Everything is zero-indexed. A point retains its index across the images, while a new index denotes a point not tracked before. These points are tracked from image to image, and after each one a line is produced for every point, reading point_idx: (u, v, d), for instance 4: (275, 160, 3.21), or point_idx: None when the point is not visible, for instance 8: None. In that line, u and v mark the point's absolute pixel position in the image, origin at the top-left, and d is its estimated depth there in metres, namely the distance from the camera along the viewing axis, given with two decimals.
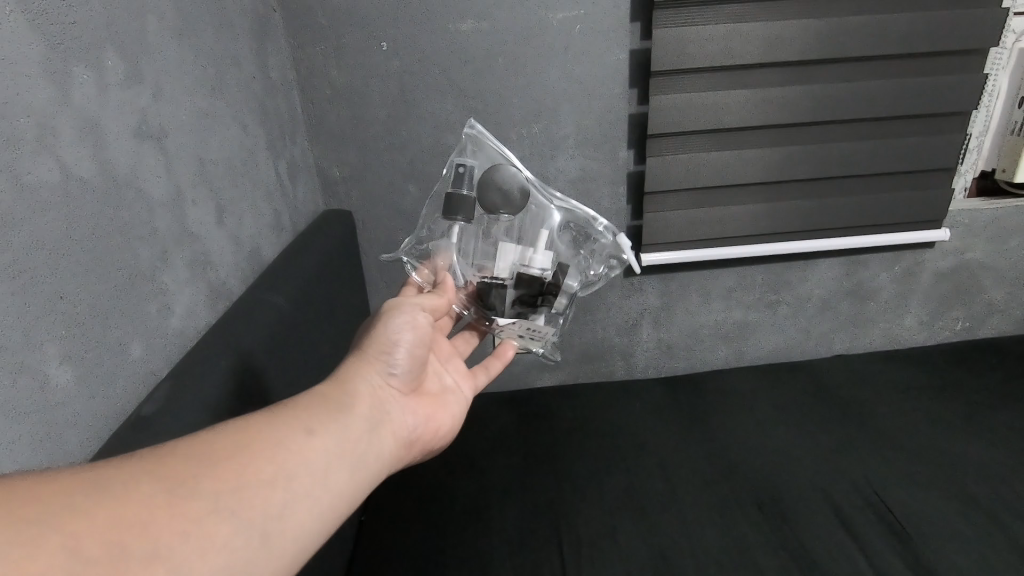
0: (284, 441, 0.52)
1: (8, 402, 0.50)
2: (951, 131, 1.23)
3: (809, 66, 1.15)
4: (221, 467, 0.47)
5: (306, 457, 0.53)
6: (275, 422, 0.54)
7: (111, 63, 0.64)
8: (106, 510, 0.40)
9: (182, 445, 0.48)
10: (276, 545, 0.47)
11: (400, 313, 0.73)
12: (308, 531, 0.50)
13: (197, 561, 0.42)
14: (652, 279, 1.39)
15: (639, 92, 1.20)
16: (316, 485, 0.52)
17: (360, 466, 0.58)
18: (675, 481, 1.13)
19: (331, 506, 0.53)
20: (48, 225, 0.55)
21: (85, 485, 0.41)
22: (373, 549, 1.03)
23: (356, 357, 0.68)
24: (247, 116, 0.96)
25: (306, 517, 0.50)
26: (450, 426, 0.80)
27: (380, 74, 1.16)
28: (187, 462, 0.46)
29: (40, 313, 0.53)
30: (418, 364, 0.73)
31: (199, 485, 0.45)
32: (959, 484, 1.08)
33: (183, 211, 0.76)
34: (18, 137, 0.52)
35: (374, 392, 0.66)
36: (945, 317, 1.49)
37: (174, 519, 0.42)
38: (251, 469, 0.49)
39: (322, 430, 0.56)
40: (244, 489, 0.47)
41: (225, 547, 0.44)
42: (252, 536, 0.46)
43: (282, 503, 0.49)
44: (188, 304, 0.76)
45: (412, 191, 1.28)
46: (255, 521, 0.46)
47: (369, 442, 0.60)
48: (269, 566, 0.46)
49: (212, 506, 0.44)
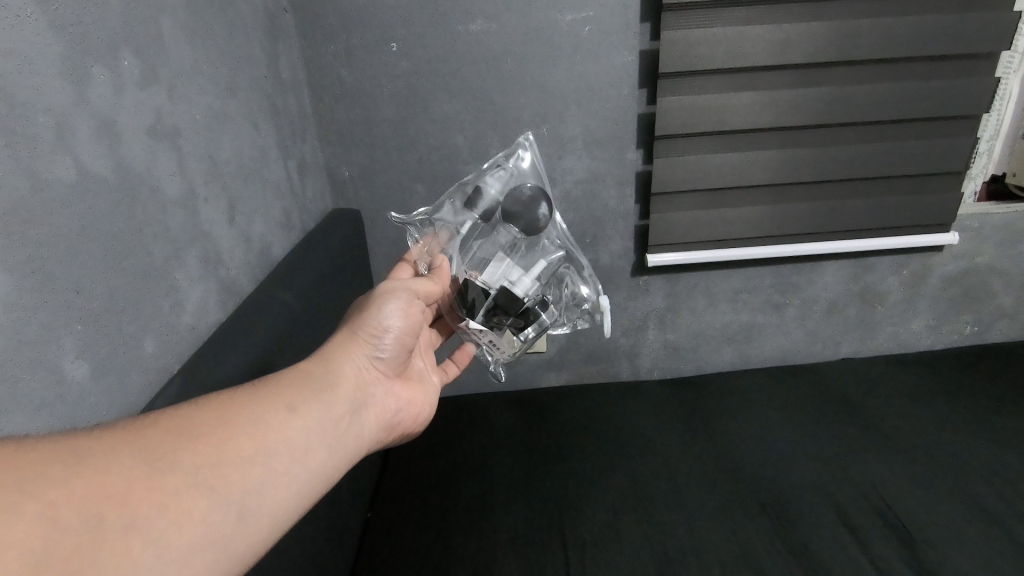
0: (264, 420, 0.56)
1: (25, 394, 0.51)
2: (961, 134, 1.22)
3: (818, 68, 1.15)
4: (203, 441, 0.50)
5: (284, 435, 0.57)
6: (257, 401, 0.57)
7: (128, 64, 0.66)
8: (85, 482, 0.41)
9: (167, 417, 0.50)
10: (252, 518, 0.51)
11: (395, 300, 0.75)
12: (282, 505, 0.54)
13: (175, 534, 0.44)
14: (659, 280, 1.39)
15: (647, 94, 1.20)
16: (293, 462, 0.56)
17: (335, 445, 0.62)
18: (679, 482, 1.13)
19: (306, 482, 0.57)
20: (66, 222, 0.56)
21: (65, 455, 0.41)
22: (378, 545, 1.04)
23: (342, 339, 0.72)
24: (258, 115, 0.97)
25: (280, 491, 0.54)
26: (425, 412, 0.84)
27: (390, 74, 1.17)
28: (171, 435, 0.49)
29: (57, 309, 0.54)
30: (403, 350, 0.77)
31: (181, 459, 0.48)
32: (966, 488, 1.07)
33: (195, 209, 0.77)
34: (37, 136, 0.53)
35: (356, 376, 0.70)
36: (955, 321, 1.49)
37: (153, 492, 0.44)
38: (232, 446, 0.52)
39: (301, 410, 0.60)
40: (223, 464, 0.50)
41: (203, 520, 0.46)
42: (229, 510, 0.49)
43: (259, 478, 0.52)
44: (200, 301, 0.77)
45: (421, 191, 1.29)
46: (232, 495, 0.49)
47: (345, 423, 0.65)
48: (244, 538, 0.50)
49: (191, 481, 0.47)
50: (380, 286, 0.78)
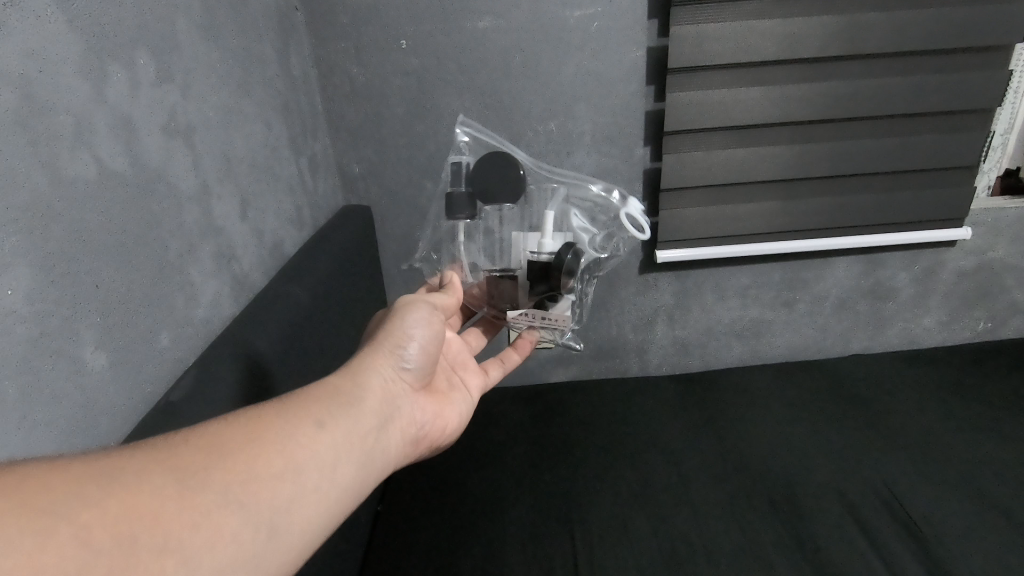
0: (294, 434, 0.54)
1: (46, 385, 0.52)
2: (973, 128, 1.21)
3: (829, 62, 1.14)
4: (233, 457, 0.49)
5: (315, 450, 0.54)
6: (286, 415, 0.55)
7: (143, 62, 0.67)
8: (116, 501, 0.40)
9: (194, 434, 0.49)
10: (282, 539, 0.49)
11: (417, 311, 0.76)
12: (311, 525, 0.52)
13: (207, 554, 0.43)
14: (668, 276, 1.39)
15: (656, 89, 1.20)
16: (324, 478, 0.54)
17: (366, 460, 0.60)
18: (687, 478, 1.14)
19: (336, 500, 0.55)
20: (85, 217, 0.57)
21: (96, 475, 0.41)
22: (390, 540, 1.05)
23: (369, 350, 0.70)
24: (270, 113, 0.99)
25: (313, 509, 0.52)
26: (451, 423, 0.82)
27: (399, 71, 1.18)
28: (199, 453, 0.47)
29: (77, 302, 0.56)
30: (429, 361, 0.75)
31: (211, 477, 0.46)
32: (977, 485, 1.07)
33: (209, 205, 0.78)
34: (57, 133, 0.55)
35: (386, 387, 0.68)
36: (967, 317, 1.48)
37: (185, 512, 0.43)
38: (262, 462, 0.50)
39: (332, 425, 0.58)
40: (255, 482, 0.48)
41: (233, 541, 0.45)
42: (258, 530, 0.47)
43: (290, 496, 0.50)
44: (213, 295, 0.78)
45: (430, 187, 1.30)
46: (261, 514, 0.48)
47: (376, 437, 0.62)
48: (274, 559, 0.48)
49: (222, 499, 0.45)
50: (401, 298, 0.79)
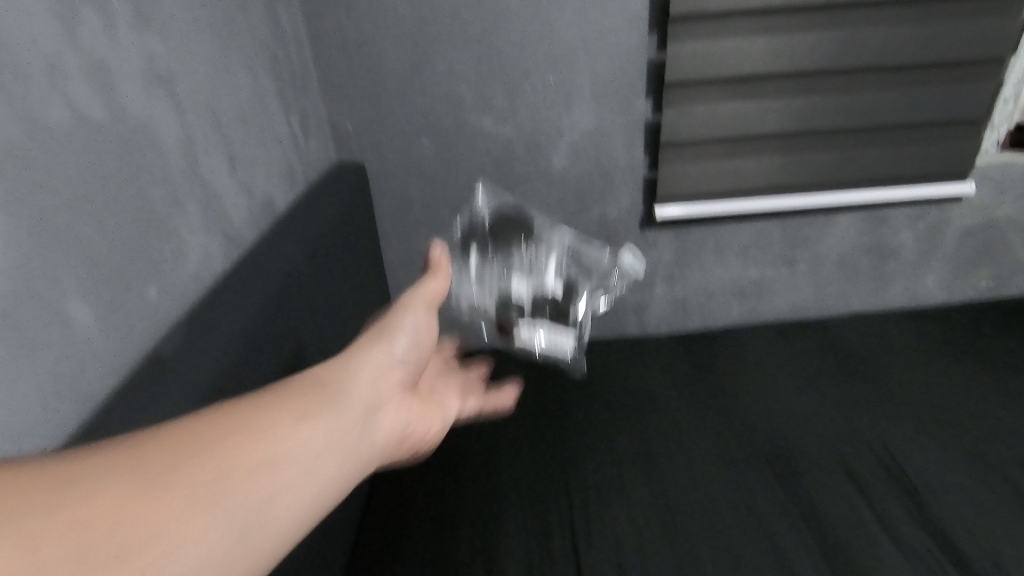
0: (273, 430, 0.50)
1: (27, 338, 0.52)
2: (986, 79, 1.17)
3: (838, 9, 1.10)
4: (201, 452, 0.44)
5: (293, 444, 0.50)
6: (258, 412, 0.50)
7: (118, 5, 0.64)
8: (64, 508, 0.36)
9: (157, 431, 0.44)
10: (254, 542, 0.43)
11: (412, 313, 0.76)
12: (288, 528, 0.47)
13: (167, 555, 0.38)
14: (668, 234, 1.38)
15: (658, 38, 1.15)
16: (303, 474, 0.49)
17: (350, 458, 0.55)
18: (683, 436, 1.15)
19: (316, 502, 0.50)
20: (63, 166, 0.55)
21: (44, 479, 0.37)
22: (389, 495, 1.08)
23: (352, 349, 0.66)
24: (257, 64, 0.95)
25: (290, 509, 0.47)
26: (435, 427, 0.79)
27: (392, 22, 1.14)
28: (162, 447, 0.43)
29: (59, 253, 0.55)
30: (419, 360, 0.75)
31: (175, 474, 0.42)
32: (969, 442, 1.08)
33: (194, 156, 0.76)
34: (26, 76, 0.52)
35: (372, 381, 0.63)
36: (970, 276, 1.46)
37: (142, 511, 0.38)
38: (233, 458, 0.45)
39: (312, 419, 0.53)
40: (222, 479, 0.44)
41: (197, 542, 0.40)
42: (228, 528, 0.42)
43: (265, 493, 0.45)
44: (202, 250, 0.77)
45: (426, 144, 1.27)
46: (243, 507, 0.44)
47: (360, 434, 0.57)
48: (247, 566, 0.42)
49: (186, 496, 0.41)
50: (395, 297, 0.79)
